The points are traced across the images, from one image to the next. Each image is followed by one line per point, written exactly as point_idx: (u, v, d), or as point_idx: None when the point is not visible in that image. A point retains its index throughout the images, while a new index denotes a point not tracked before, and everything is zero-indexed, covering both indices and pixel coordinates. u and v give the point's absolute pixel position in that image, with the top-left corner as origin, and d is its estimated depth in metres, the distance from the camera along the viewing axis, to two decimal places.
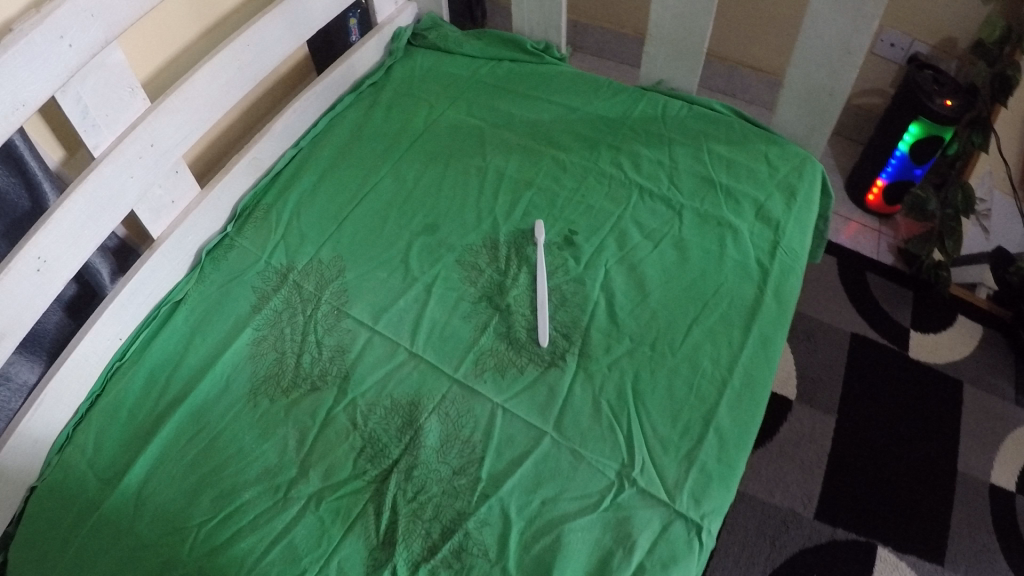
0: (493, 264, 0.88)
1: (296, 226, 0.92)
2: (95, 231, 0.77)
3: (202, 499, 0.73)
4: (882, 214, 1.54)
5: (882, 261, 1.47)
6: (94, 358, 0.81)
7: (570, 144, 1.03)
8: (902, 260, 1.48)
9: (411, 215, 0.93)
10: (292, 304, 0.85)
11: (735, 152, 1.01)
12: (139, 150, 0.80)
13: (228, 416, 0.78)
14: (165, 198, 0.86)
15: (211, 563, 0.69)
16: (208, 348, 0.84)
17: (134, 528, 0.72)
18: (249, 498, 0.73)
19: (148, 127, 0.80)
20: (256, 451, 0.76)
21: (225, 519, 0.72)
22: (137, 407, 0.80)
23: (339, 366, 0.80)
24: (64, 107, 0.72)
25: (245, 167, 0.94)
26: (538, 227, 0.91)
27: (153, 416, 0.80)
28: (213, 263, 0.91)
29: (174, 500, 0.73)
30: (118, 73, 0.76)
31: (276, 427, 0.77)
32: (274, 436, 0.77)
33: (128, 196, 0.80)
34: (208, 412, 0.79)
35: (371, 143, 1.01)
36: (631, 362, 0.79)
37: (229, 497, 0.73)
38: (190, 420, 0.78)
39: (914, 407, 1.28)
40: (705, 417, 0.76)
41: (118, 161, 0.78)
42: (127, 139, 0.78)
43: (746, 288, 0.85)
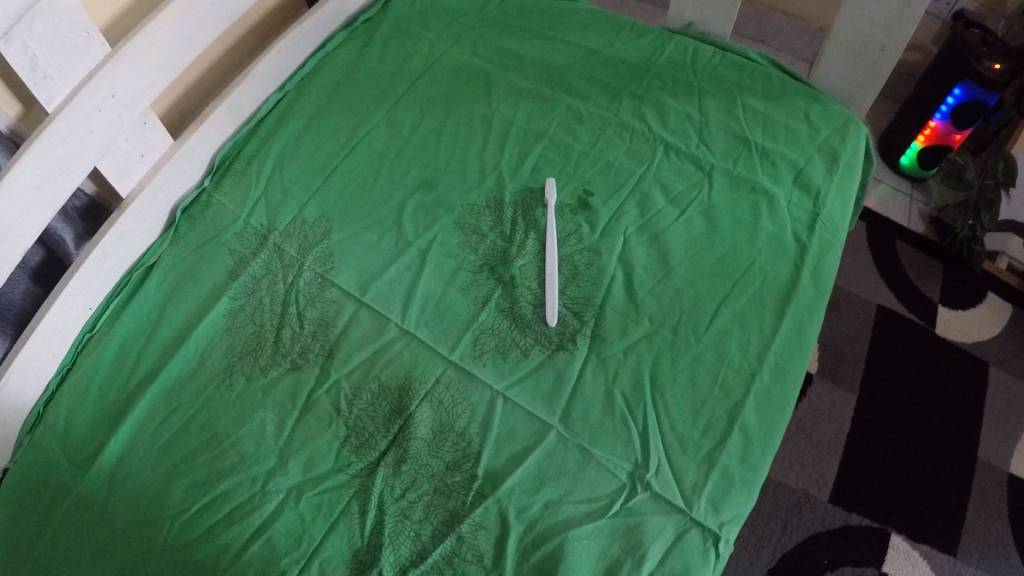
0: (496, 228, 0.77)
1: (278, 181, 0.82)
2: (52, 197, 0.66)
3: (176, 487, 0.66)
4: (915, 178, 1.43)
5: (912, 230, 1.37)
6: (61, 331, 0.72)
7: (587, 91, 0.91)
8: (933, 230, 1.38)
9: (407, 168, 0.82)
10: (273, 269, 0.75)
11: (772, 109, 0.90)
12: (99, 102, 0.68)
13: (204, 397, 0.70)
14: (134, 152, 0.77)
15: (187, 560, 0.63)
16: (182, 318, 0.75)
17: (107, 519, 0.65)
18: (225, 490, 0.66)
19: (109, 75, 0.68)
20: (233, 436, 0.68)
21: (202, 511, 0.65)
22: (109, 383, 0.72)
23: (322, 343, 0.71)
24: (9, 57, 0.61)
25: (223, 113, 0.83)
26: (548, 187, 0.80)
27: (125, 394, 0.71)
28: (189, 223, 0.80)
29: (148, 489, 0.66)
30: (70, 16, 0.64)
31: (252, 412, 0.69)
32: (250, 421, 0.69)
33: (89, 153, 0.69)
34: (182, 392, 0.71)
35: (363, 85, 0.89)
36: (650, 347, 0.69)
37: (204, 487, 0.66)
38: (164, 400, 0.70)
39: (938, 390, 1.21)
40: (729, 413, 0.67)
41: (74, 116, 0.66)
42: (84, 90, 0.66)
43: (780, 266, 0.76)
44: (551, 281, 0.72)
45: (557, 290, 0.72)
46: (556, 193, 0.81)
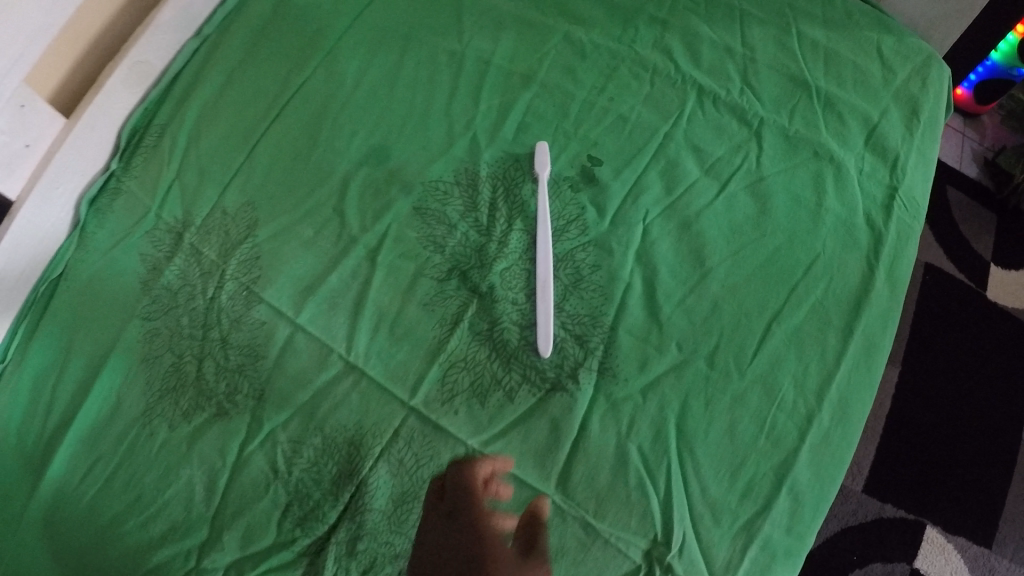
0: (469, 215, 0.58)
1: (194, 158, 0.62)
2: None
3: (102, 559, 0.53)
4: (969, 112, 1.21)
5: (964, 174, 1.18)
6: None
7: (591, 16, 0.70)
8: (987, 175, 1.18)
9: (355, 129, 0.62)
10: (190, 279, 0.58)
11: (836, 40, 0.69)
12: None
13: (123, 448, 0.55)
14: (15, 145, 0.58)
15: None
16: (93, 348, 0.58)
17: None
18: (162, 563, 0.52)
19: None
20: (158, 499, 0.54)
21: None
22: (24, 429, 0.57)
23: (252, 380, 0.54)
24: None
25: (125, 76, 0.63)
26: (539, 154, 0.60)
27: (42, 444, 0.56)
28: (97, 220, 0.62)
29: (74, 561, 0.54)
30: None
31: (178, 468, 0.54)
32: (177, 479, 0.54)
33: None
34: (100, 441, 0.56)
35: (296, 14, 0.68)
36: (677, 386, 0.52)
37: (133, 559, 0.53)
38: (81, 454, 0.56)
39: (984, 363, 1.06)
40: (776, 470, 0.52)
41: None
42: None
43: (849, 265, 0.58)
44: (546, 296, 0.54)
45: (551, 307, 0.54)
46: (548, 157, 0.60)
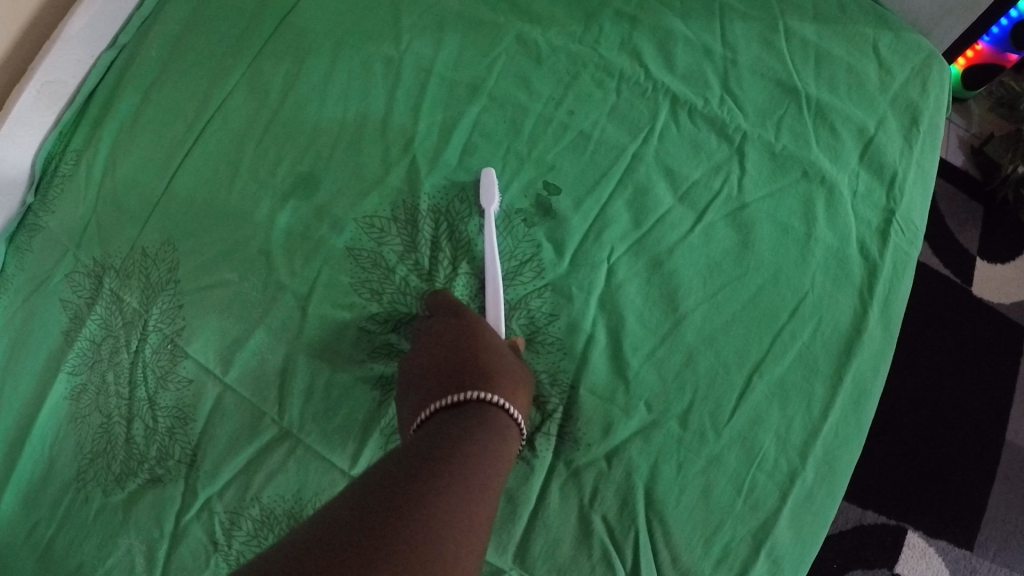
0: (408, 256, 0.53)
1: (110, 187, 0.56)
2: None
3: None
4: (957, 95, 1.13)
5: (949, 162, 1.11)
6: None
7: (550, 12, 0.63)
8: (972, 164, 1.11)
9: (286, 153, 0.56)
10: (113, 329, 0.53)
11: (827, 38, 0.63)
12: None
13: (61, 511, 0.51)
14: None
15: None
16: (22, 403, 0.54)
17: None
18: None
19: None
20: (99, 568, 0.49)
21: None
22: None
23: (183, 445, 0.50)
24: None
25: (33, 99, 0.58)
26: (486, 183, 0.54)
27: None
28: (17, 260, 0.57)
29: None
30: None
31: (116, 536, 0.50)
32: (115, 550, 0.50)
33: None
34: (37, 504, 0.52)
35: (217, 21, 0.61)
36: (646, 448, 0.48)
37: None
38: (14, 525, 0.52)
39: (972, 359, 1.02)
40: (754, 535, 0.48)
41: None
42: None
43: (838, 303, 0.53)
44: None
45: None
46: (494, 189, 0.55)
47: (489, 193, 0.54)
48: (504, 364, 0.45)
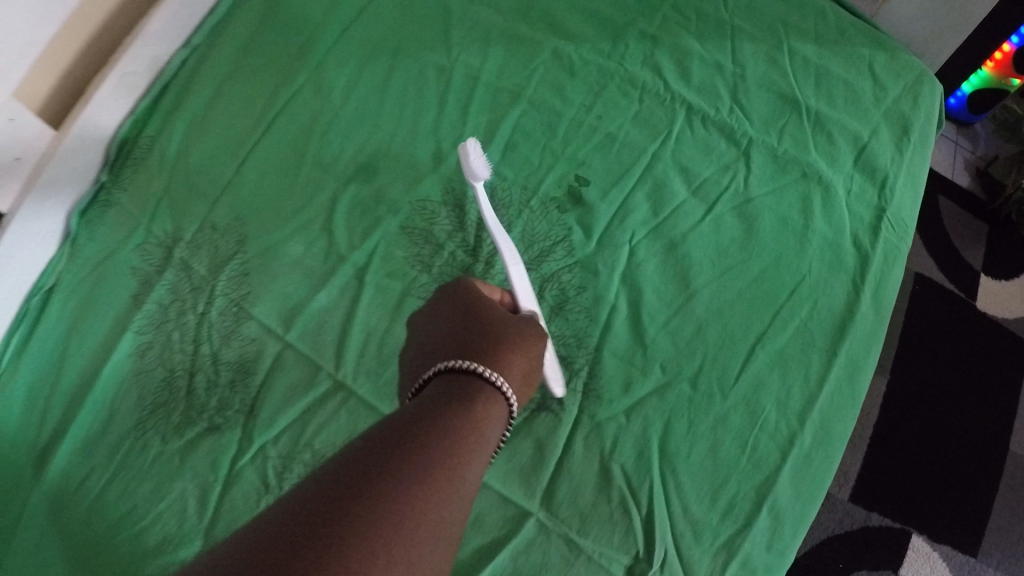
0: (457, 234, 0.59)
1: (184, 169, 0.62)
2: None
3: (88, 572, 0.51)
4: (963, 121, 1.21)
5: (955, 183, 1.18)
6: None
7: (581, 32, 0.71)
8: (979, 186, 1.19)
9: (345, 144, 0.63)
10: (181, 293, 0.58)
11: (827, 57, 0.70)
12: None
13: (118, 458, 0.55)
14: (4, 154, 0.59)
15: None
16: (85, 359, 0.58)
17: None
18: None
19: None
20: (153, 510, 0.53)
21: None
22: (18, 440, 0.56)
23: (243, 396, 0.55)
24: None
25: (114, 87, 0.64)
26: (468, 153, 0.54)
27: (37, 453, 0.55)
28: (89, 230, 0.62)
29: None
30: None
31: (172, 481, 0.54)
32: (170, 494, 0.53)
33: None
34: (95, 451, 0.55)
35: (285, 28, 0.68)
36: (661, 405, 0.54)
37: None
38: (69, 470, 0.54)
39: (968, 371, 1.07)
40: (757, 489, 0.53)
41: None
42: None
43: (834, 287, 0.59)
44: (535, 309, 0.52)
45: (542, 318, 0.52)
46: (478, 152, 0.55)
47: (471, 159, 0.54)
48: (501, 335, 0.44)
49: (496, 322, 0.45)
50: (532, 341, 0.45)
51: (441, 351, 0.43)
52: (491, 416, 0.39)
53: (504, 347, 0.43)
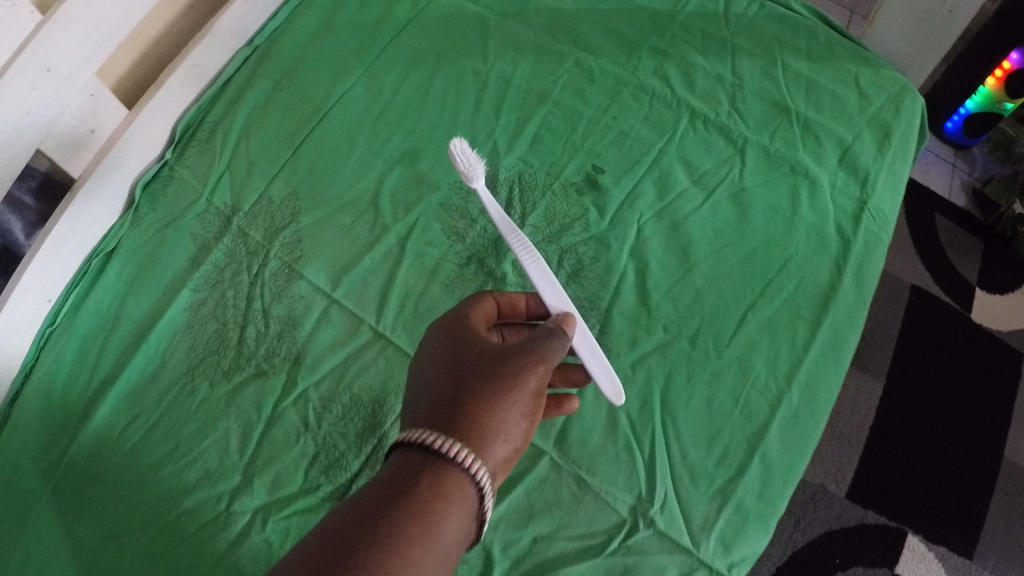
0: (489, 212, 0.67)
1: (244, 152, 0.71)
2: None
3: (143, 495, 0.59)
4: (960, 144, 1.28)
5: (953, 202, 1.24)
6: (20, 328, 0.65)
7: (599, 45, 0.80)
8: (975, 205, 1.24)
9: (389, 136, 0.72)
10: (237, 258, 0.66)
11: (816, 72, 0.77)
12: (32, 79, 0.56)
13: (165, 402, 0.62)
14: (84, 128, 0.65)
15: None
16: (143, 313, 0.66)
17: (71, 530, 0.58)
18: (187, 509, 0.58)
19: (41, 47, 0.55)
20: (195, 448, 0.60)
21: (161, 536, 0.57)
22: (72, 383, 0.64)
23: (289, 345, 0.62)
24: None
25: (184, 76, 0.71)
26: (457, 149, 0.58)
27: (88, 394, 0.63)
28: (150, 202, 0.70)
29: (107, 505, 0.58)
30: None
31: (215, 422, 0.61)
32: (213, 433, 0.60)
33: (25, 140, 0.58)
34: (140, 398, 0.62)
35: (340, 37, 0.78)
36: (662, 361, 0.61)
37: (163, 507, 0.58)
38: (122, 411, 0.62)
39: (963, 380, 1.11)
40: (749, 440, 0.59)
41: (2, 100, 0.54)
42: (11, 70, 0.54)
43: (819, 266, 0.65)
44: (563, 306, 0.53)
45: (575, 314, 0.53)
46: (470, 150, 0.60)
47: (464, 154, 0.59)
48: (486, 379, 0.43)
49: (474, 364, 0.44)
50: (515, 378, 0.43)
51: (432, 392, 0.43)
52: (448, 487, 0.38)
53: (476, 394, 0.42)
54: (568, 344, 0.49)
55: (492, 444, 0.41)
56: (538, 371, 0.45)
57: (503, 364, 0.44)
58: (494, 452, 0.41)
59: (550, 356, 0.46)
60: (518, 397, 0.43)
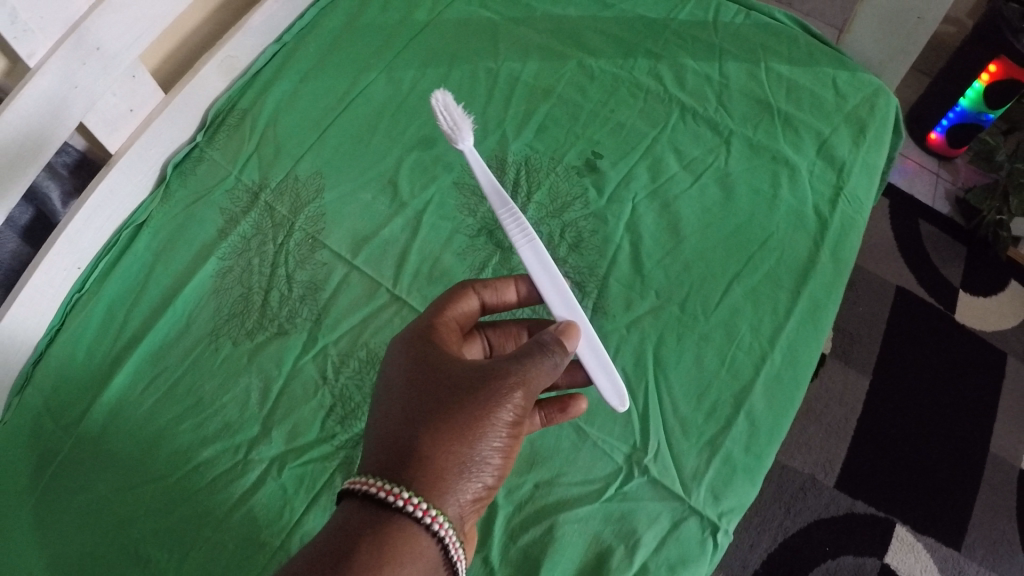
0: None
1: (272, 136, 0.77)
2: (33, 152, 0.61)
3: (166, 443, 0.62)
4: (944, 155, 1.35)
5: (936, 210, 1.31)
6: (50, 291, 0.68)
7: (599, 47, 0.86)
8: (958, 211, 1.31)
9: (406, 124, 0.78)
10: (263, 230, 0.71)
11: (798, 74, 0.83)
12: (83, 56, 0.62)
13: (189, 360, 0.66)
14: (122, 107, 0.71)
15: (166, 525, 0.59)
16: (170, 279, 0.70)
17: (94, 476, 0.61)
18: (208, 458, 0.61)
19: (93, 26, 0.62)
20: (217, 401, 0.64)
21: (183, 481, 0.60)
22: (97, 344, 0.68)
23: (311, 307, 0.67)
24: None
25: (218, 66, 0.78)
26: (439, 103, 0.60)
27: (113, 355, 0.67)
28: (180, 179, 0.76)
29: (131, 454, 0.62)
30: None
31: (237, 377, 0.65)
32: (235, 387, 0.64)
33: (72, 111, 0.63)
34: (165, 357, 0.66)
35: (360, 36, 0.85)
36: (654, 324, 0.67)
37: (185, 455, 0.62)
38: (148, 367, 0.66)
39: (948, 378, 1.16)
40: (735, 396, 0.64)
41: (52, 70, 0.60)
42: (66, 44, 0.60)
43: (799, 242, 0.71)
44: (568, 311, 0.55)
45: (579, 319, 0.54)
46: (454, 104, 0.61)
47: (448, 109, 0.60)
48: (447, 421, 0.44)
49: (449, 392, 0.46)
50: (488, 409, 0.45)
51: (396, 421, 0.46)
52: (403, 537, 0.40)
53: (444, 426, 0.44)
54: (553, 364, 0.48)
55: (465, 481, 0.44)
56: (515, 395, 0.46)
57: (474, 393, 0.46)
58: (467, 490, 0.44)
59: (529, 378, 0.47)
60: (491, 430, 0.45)
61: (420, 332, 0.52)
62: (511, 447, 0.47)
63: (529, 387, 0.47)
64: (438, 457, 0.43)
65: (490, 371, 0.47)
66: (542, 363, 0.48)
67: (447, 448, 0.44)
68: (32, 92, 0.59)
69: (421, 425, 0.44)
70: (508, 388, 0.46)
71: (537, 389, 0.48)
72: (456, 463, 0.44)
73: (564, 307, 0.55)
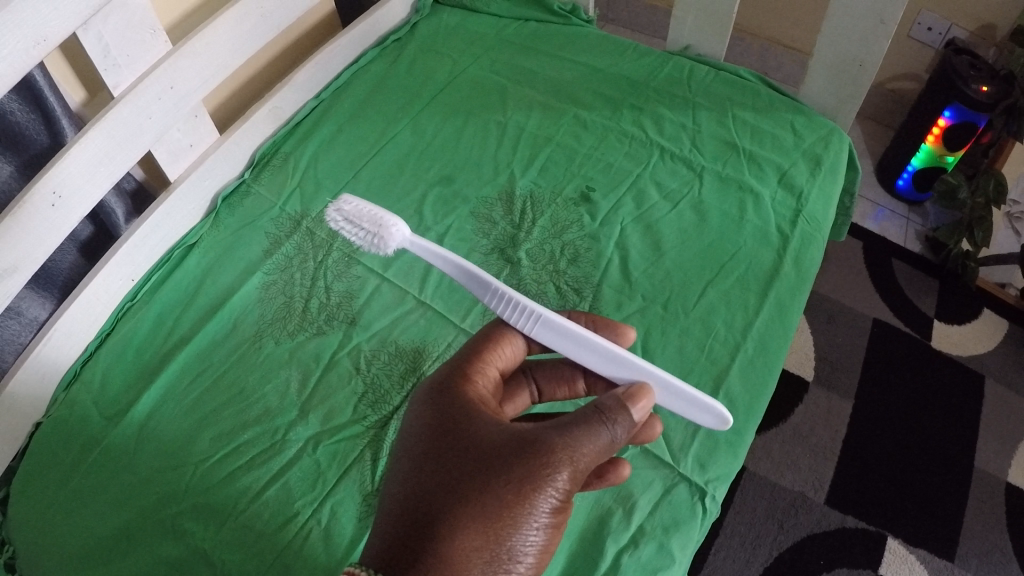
0: (506, 217, 0.88)
1: (313, 174, 0.91)
2: (112, 168, 0.75)
3: (212, 424, 0.72)
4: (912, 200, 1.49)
5: (907, 249, 1.43)
6: (105, 297, 0.79)
7: (591, 102, 1.00)
8: (929, 249, 1.44)
9: (427, 167, 0.93)
10: (304, 251, 0.84)
11: (761, 119, 0.96)
12: (158, 92, 0.77)
13: (234, 357, 0.76)
14: (185, 141, 0.85)
15: (209, 490, 0.68)
16: (218, 291, 0.82)
17: (140, 452, 0.70)
18: (249, 438, 0.71)
19: (170, 68, 0.77)
20: (260, 391, 0.74)
21: (225, 457, 0.69)
22: (146, 345, 0.78)
23: (347, 312, 0.79)
24: (85, 45, 0.70)
25: (265, 116, 0.93)
26: (349, 215, 0.61)
27: (163, 353, 0.78)
28: (229, 210, 0.89)
29: (176, 433, 0.71)
30: (140, 14, 0.74)
31: (279, 371, 0.75)
32: (276, 378, 0.75)
33: (144, 138, 0.78)
34: (211, 355, 0.77)
35: (388, 98, 1.00)
36: (642, 320, 0.77)
37: (228, 436, 0.71)
38: (197, 362, 0.76)
39: (927, 399, 1.24)
40: (714, 380, 0.73)
41: (133, 102, 0.75)
42: (147, 80, 0.75)
43: (765, 253, 0.82)
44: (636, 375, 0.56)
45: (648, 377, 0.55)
46: (357, 209, 0.61)
47: (355, 219, 0.61)
48: (488, 489, 0.48)
49: (495, 464, 0.49)
50: (534, 486, 0.49)
51: (441, 478, 0.50)
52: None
53: (484, 497, 0.48)
54: (604, 441, 0.51)
55: (510, 560, 0.49)
56: (563, 472, 0.49)
57: (520, 467, 0.49)
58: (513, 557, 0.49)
59: (577, 457, 0.49)
60: (533, 503, 0.49)
61: (464, 390, 0.55)
62: (555, 518, 0.50)
63: (576, 465, 0.49)
64: (483, 532, 0.48)
65: (538, 445, 0.49)
66: (594, 439, 0.50)
67: (488, 521, 0.48)
68: (118, 117, 0.74)
69: (464, 490, 0.49)
70: (553, 466, 0.49)
71: (586, 465, 0.50)
72: (494, 532, 0.48)
73: (626, 371, 0.56)
